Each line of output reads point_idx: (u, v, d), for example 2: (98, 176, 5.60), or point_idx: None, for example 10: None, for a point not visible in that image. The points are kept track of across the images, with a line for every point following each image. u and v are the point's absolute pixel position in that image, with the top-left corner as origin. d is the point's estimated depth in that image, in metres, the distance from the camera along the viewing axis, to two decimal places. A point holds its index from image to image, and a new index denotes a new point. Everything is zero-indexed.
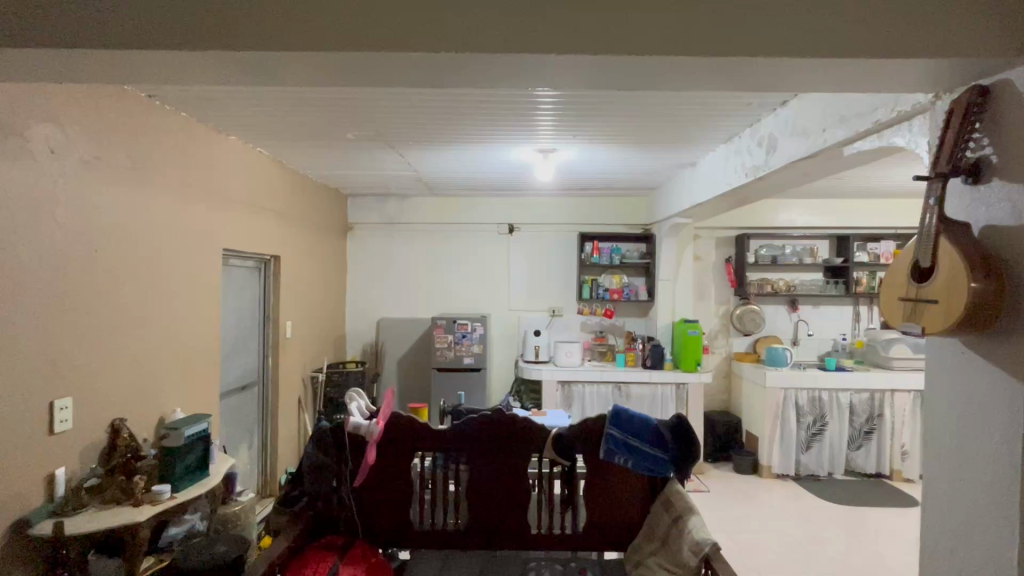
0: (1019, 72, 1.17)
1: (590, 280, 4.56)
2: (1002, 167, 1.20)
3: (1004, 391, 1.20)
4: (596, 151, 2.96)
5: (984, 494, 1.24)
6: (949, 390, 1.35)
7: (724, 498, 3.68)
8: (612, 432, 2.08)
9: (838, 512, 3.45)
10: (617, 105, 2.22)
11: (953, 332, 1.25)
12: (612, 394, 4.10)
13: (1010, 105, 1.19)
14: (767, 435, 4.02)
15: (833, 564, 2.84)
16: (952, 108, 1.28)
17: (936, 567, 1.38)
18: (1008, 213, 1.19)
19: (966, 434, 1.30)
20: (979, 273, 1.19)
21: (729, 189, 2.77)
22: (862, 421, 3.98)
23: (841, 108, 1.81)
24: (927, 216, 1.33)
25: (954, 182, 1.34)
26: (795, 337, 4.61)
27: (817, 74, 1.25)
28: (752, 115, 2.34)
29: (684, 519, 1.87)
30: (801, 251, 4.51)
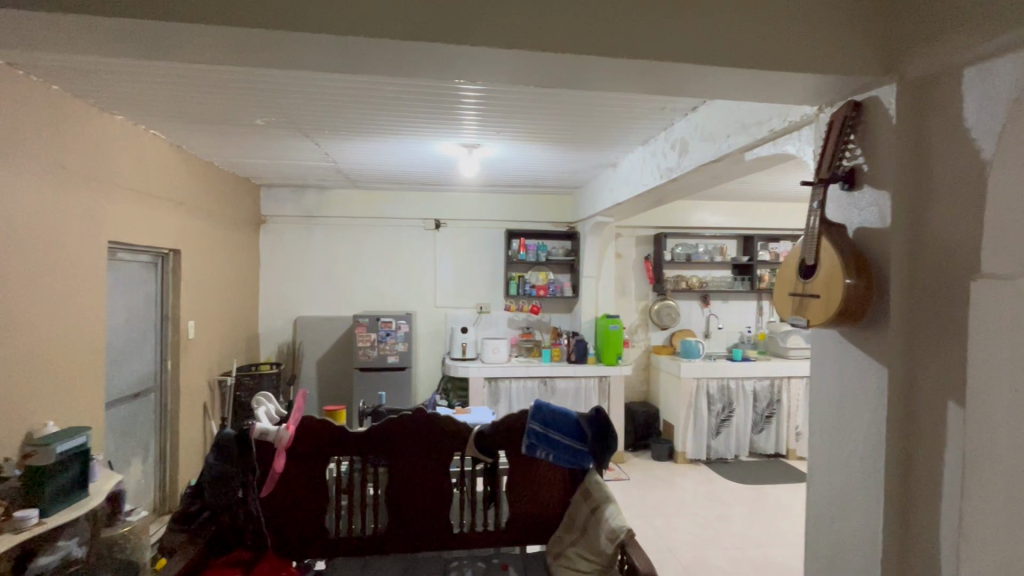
0: (885, 90, 1.31)
1: (517, 276, 4.58)
2: (871, 175, 1.34)
3: (871, 376, 1.34)
4: (522, 148, 2.98)
5: (858, 468, 1.38)
6: (829, 377, 1.50)
7: (643, 485, 3.85)
8: (533, 426, 2.11)
9: (743, 491, 3.73)
10: (539, 102, 2.24)
11: (832, 325, 1.38)
12: (538, 389, 4.16)
13: (877, 120, 1.33)
14: (681, 423, 4.27)
15: (737, 539, 3.07)
16: (832, 121, 1.42)
17: (819, 537, 1.52)
18: (875, 216, 1.33)
19: (843, 415, 1.44)
20: (852, 270, 1.32)
21: (646, 189, 2.89)
22: (764, 407, 4.34)
23: (742, 116, 1.94)
24: (811, 219, 1.46)
25: (833, 189, 1.47)
26: (706, 330, 4.93)
27: (719, 81, 1.32)
28: (665, 119, 2.45)
29: (602, 508, 1.93)
30: (712, 250, 4.82)
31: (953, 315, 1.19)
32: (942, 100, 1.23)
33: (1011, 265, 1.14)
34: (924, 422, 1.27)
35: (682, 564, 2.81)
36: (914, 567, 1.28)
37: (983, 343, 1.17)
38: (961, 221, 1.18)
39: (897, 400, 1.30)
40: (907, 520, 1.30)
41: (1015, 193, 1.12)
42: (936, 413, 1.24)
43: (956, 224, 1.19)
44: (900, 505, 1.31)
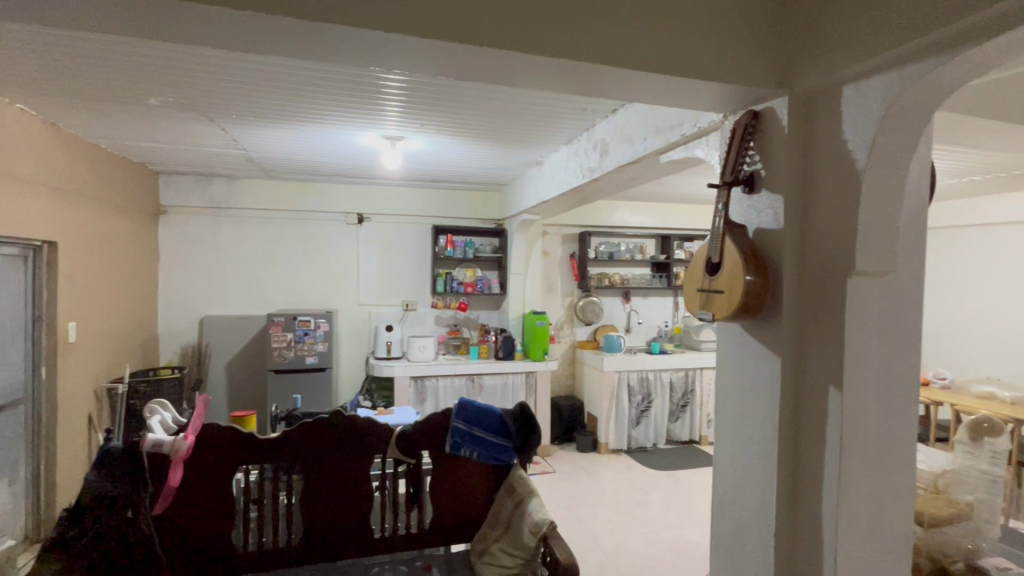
0: (779, 102, 1.42)
1: (444, 273, 4.49)
2: (767, 179, 1.45)
3: (767, 365, 1.46)
4: (447, 143, 2.94)
5: (755, 451, 1.50)
6: (732, 366, 1.61)
7: (568, 477, 3.95)
8: (457, 425, 2.09)
9: (660, 478, 3.93)
10: (463, 97, 2.21)
11: (734, 318, 1.48)
12: (465, 387, 4.14)
13: (772, 129, 1.44)
14: (604, 415, 4.42)
15: (654, 523, 3.23)
16: (734, 128, 1.52)
17: (722, 515, 1.64)
18: (771, 218, 1.44)
19: (743, 403, 1.56)
20: (751, 268, 1.43)
21: (570, 188, 2.95)
22: (679, 396, 4.61)
23: (657, 120, 2.04)
24: (716, 220, 1.56)
25: (736, 192, 1.58)
26: (627, 325, 5.15)
27: (634, 84, 1.36)
28: (587, 120, 2.52)
29: (525, 503, 1.95)
30: (633, 248, 5.04)
31: (833, 308, 1.32)
32: (825, 114, 1.35)
33: (879, 263, 1.27)
34: (810, 406, 1.40)
35: (604, 551, 2.91)
36: (802, 538, 1.41)
37: (857, 333, 1.30)
38: (839, 224, 1.30)
39: (788, 386, 1.42)
40: (796, 496, 1.43)
41: (883, 199, 1.26)
42: (820, 397, 1.37)
43: (836, 226, 1.31)
44: (790, 482, 1.43)
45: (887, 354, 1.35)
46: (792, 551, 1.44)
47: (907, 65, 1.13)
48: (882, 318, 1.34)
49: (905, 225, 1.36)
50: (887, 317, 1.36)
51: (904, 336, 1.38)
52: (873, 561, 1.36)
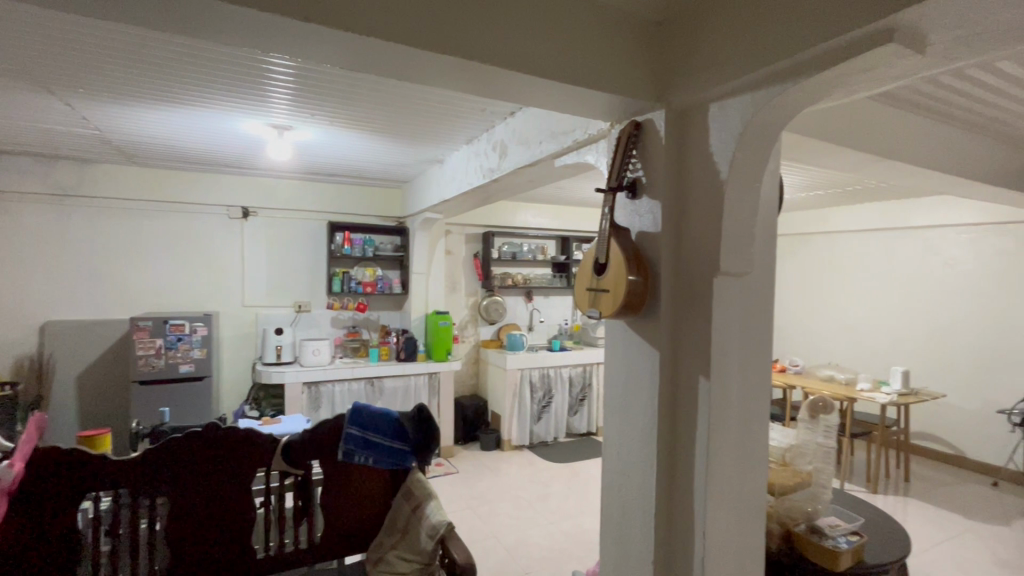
0: (657, 114, 1.54)
1: (341, 272, 4.29)
2: (647, 186, 1.56)
3: (648, 359, 1.58)
4: (341, 136, 2.80)
5: (638, 440, 1.61)
6: (618, 361, 1.72)
7: (471, 476, 3.96)
8: (351, 431, 2.00)
9: (560, 470, 4.09)
10: (358, 88, 2.12)
11: (619, 315, 1.57)
12: (365, 391, 3.97)
13: (651, 139, 1.56)
14: (507, 412, 4.50)
15: (554, 514, 3.35)
16: (619, 137, 1.62)
17: (610, 501, 1.75)
18: (651, 222, 1.56)
19: (628, 395, 1.67)
20: (633, 268, 1.53)
21: (470, 188, 2.96)
22: (577, 391, 4.82)
23: (552, 125, 2.11)
24: (603, 222, 1.65)
25: (620, 198, 1.69)
26: (530, 323, 5.28)
27: (526, 88, 1.40)
28: (487, 121, 2.54)
29: (422, 506, 1.92)
30: (535, 249, 5.18)
31: (702, 305, 1.46)
32: (695, 127, 1.48)
33: (739, 264, 1.43)
34: (684, 395, 1.53)
35: (505, 546, 2.96)
36: (677, 515, 1.54)
37: (722, 328, 1.45)
38: (707, 229, 1.44)
39: (665, 377, 1.55)
40: (672, 477, 1.56)
41: (741, 208, 1.41)
42: (692, 387, 1.50)
43: (706, 230, 1.44)
44: (667, 464, 1.56)
45: (747, 345, 1.52)
46: (669, 528, 1.56)
47: (759, 89, 1.27)
48: (742, 313, 1.51)
49: (761, 232, 1.54)
50: (747, 313, 1.52)
51: (761, 330, 1.55)
52: (736, 531, 1.51)
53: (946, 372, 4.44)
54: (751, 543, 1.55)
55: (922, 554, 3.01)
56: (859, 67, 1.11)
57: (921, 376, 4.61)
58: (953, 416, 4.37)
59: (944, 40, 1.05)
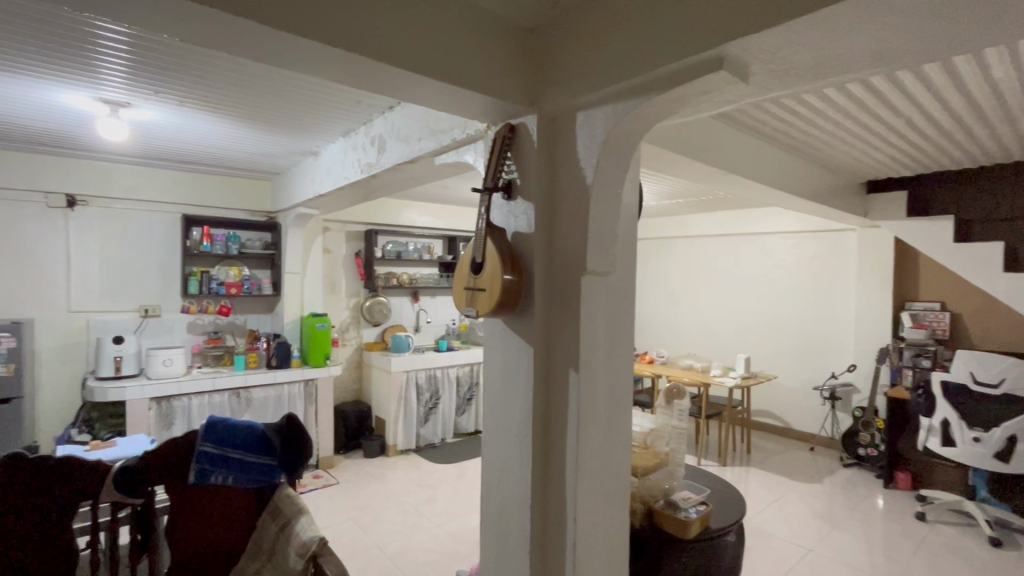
0: (530, 119, 1.60)
1: (198, 272, 3.86)
2: (521, 188, 1.61)
3: (523, 356, 1.63)
4: (194, 119, 2.50)
5: (515, 435, 1.66)
6: (496, 358, 1.75)
7: (353, 486, 3.77)
8: (205, 448, 1.81)
9: (447, 472, 4.06)
10: (213, 67, 1.91)
11: (495, 313, 1.60)
12: (228, 403, 3.58)
13: (525, 142, 1.61)
14: (392, 416, 4.36)
15: (440, 517, 3.31)
16: (494, 138, 1.65)
17: (490, 497, 1.77)
18: (525, 223, 1.61)
19: (505, 391, 1.71)
20: (509, 268, 1.56)
21: (348, 183, 2.81)
22: (465, 390, 4.83)
23: (430, 122, 2.09)
24: (480, 222, 1.67)
25: (497, 197, 1.72)
26: (416, 324, 5.19)
27: (398, 82, 1.36)
28: (364, 114, 2.44)
29: (292, 525, 1.71)
30: (421, 248, 5.10)
31: (572, 302, 1.54)
32: (564, 133, 1.56)
33: (604, 264, 1.53)
34: (556, 389, 1.60)
35: (387, 555, 2.86)
36: (551, 504, 1.61)
37: (588, 324, 1.54)
38: (575, 230, 1.52)
39: (539, 372, 1.61)
40: (546, 468, 1.62)
41: (605, 212, 1.52)
42: (563, 381, 1.58)
43: (575, 232, 1.52)
44: (541, 456, 1.62)
45: (611, 339, 1.64)
46: (543, 518, 1.63)
47: (619, 102, 1.37)
48: (607, 310, 1.62)
49: (623, 234, 1.66)
50: (611, 310, 1.64)
51: (624, 324, 1.68)
52: (604, 514, 1.62)
53: (777, 358, 5.21)
54: (617, 523, 1.66)
55: (758, 514, 3.51)
56: (698, 89, 1.25)
57: (759, 362, 5.36)
58: (783, 394, 5.15)
59: (761, 72, 1.22)
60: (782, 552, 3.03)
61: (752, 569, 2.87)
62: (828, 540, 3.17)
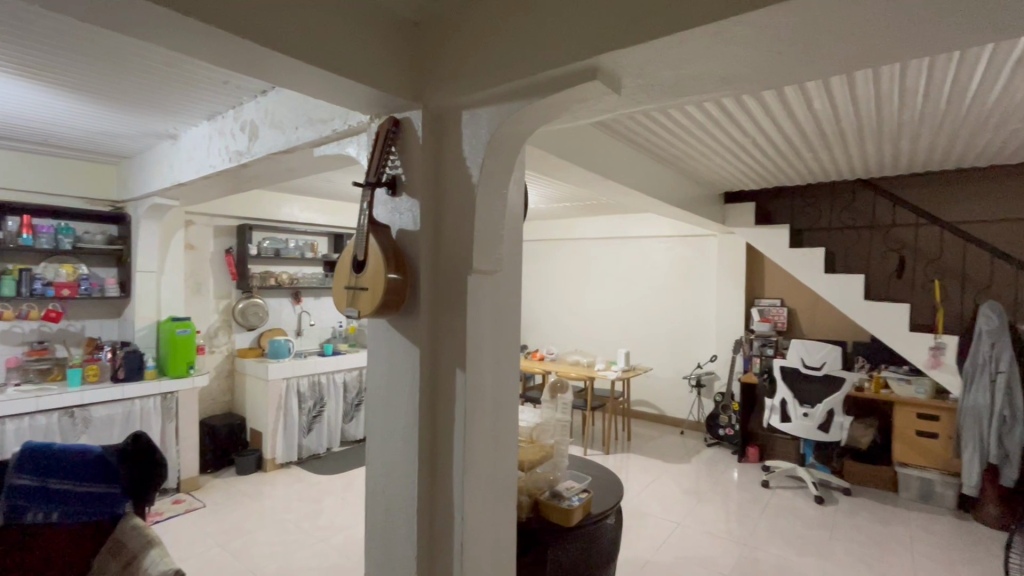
0: (415, 114, 1.56)
1: (16, 271, 3.22)
2: (406, 184, 1.57)
3: (409, 357, 1.59)
4: (8, 86, 2.07)
5: (400, 438, 1.61)
6: (380, 359, 1.68)
7: (223, 507, 3.41)
8: (20, 481, 1.50)
9: (333, 482, 3.84)
10: (36, 27, 1.60)
11: (378, 314, 1.54)
12: (59, 425, 3.01)
13: (410, 138, 1.57)
14: (270, 428, 4.01)
15: (324, 531, 3.12)
16: (378, 132, 1.58)
17: (375, 505, 1.70)
18: (410, 220, 1.57)
19: (390, 394, 1.65)
20: (392, 266, 1.51)
21: (213, 172, 2.53)
22: (353, 396, 4.62)
23: (309, 110, 1.95)
24: (361, 219, 1.60)
25: (380, 193, 1.65)
26: (298, 327, 4.86)
27: (267, 64, 1.25)
28: (232, 97, 2.21)
29: (139, 558, 1.46)
30: (303, 246, 4.79)
31: (458, 301, 1.53)
32: (449, 130, 1.55)
33: (490, 263, 1.55)
34: (442, 389, 1.58)
35: None
36: (438, 508, 1.59)
37: (475, 322, 1.54)
38: (461, 228, 1.51)
39: (426, 373, 1.58)
40: (433, 471, 1.60)
41: (491, 211, 1.53)
42: (449, 380, 1.56)
43: (460, 230, 1.52)
44: (428, 459, 1.59)
45: (498, 338, 1.66)
46: (431, 521, 1.60)
47: (503, 103, 1.39)
48: (493, 308, 1.63)
49: (509, 234, 1.69)
50: (498, 308, 1.66)
51: (511, 323, 1.71)
52: (491, 511, 1.63)
53: (652, 351, 5.70)
54: (504, 519, 1.69)
55: (636, 496, 3.80)
56: (576, 97, 1.31)
57: (637, 355, 5.81)
58: (657, 384, 5.65)
59: (632, 85, 1.31)
60: (656, 528, 3.31)
61: (630, 547, 3.09)
62: (694, 513, 3.53)
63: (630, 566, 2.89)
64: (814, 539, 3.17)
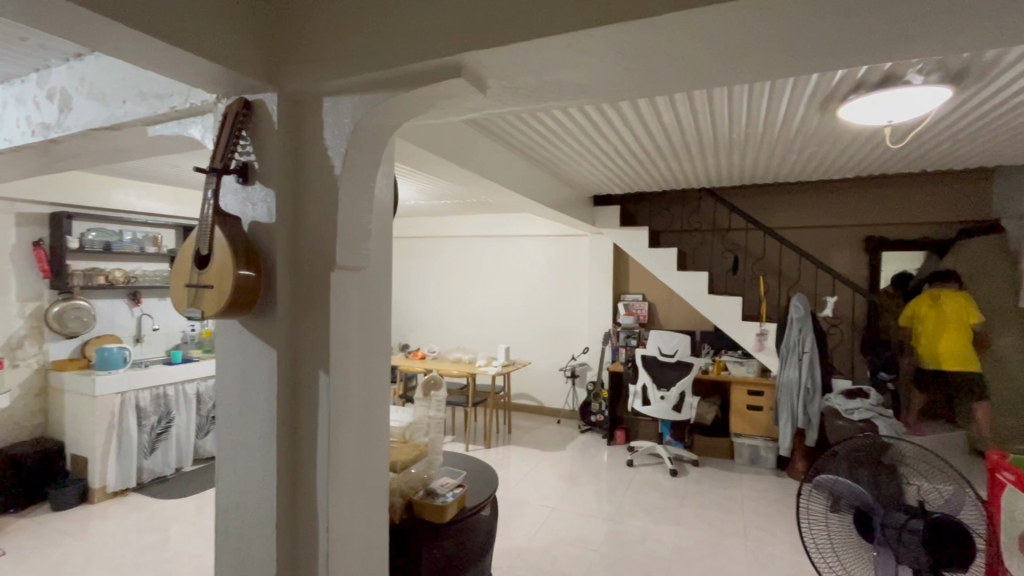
0: (269, 97, 1.43)
1: None
2: (260, 172, 1.44)
3: (265, 360, 1.46)
4: None
5: (256, 448, 1.48)
6: (231, 364, 1.53)
7: (31, 551, 2.83)
8: None
9: (182, 506, 3.41)
10: None
11: (226, 315, 1.39)
12: None
13: (263, 122, 1.44)
14: (99, 452, 3.42)
15: (171, 564, 2.75)
16: (225, 113, 1.43)
17: (227, 527, 1.54)
18: (265, 212, 1.44)
19: (243, 401, 1.51)
20: (242, 261, 1.38)
21: (8, 147, 2.07)
22: (209, 408, 4.15)
23: (140, 83, 1.70)
24: (205, 208, 1.43)
25: (230, 180, 1.49)
26: (137, 333, 4.24)
27: (74, 22, 1.05)
28: (35, 58, 1.84)
29: None
30: (143, 239, 4.21)
31: (321, 299, 1.44)
32: (309, 117, 1.45)
33: (355, 259, 1.48)
34: (304, 392, 1.48)
35: None
36: (301, 522, 1.48)
37: (340, 321, 1.47)
38: (324, 222, 1.43)
39: (285, 376, 1.46)
40: (294, 483, 1.48)
41: (355, 205, 1.47)
42: (311, 383, 1.47)
43: (323, 222, 1.43)
44: (289, 470, 1.48)
45: (366, 337, 1.60)
46: (293, 535, 1.49)
47: (367, 93, 1.34)
48: (362, 306, 1.57)
49: (376, 230, 1.64)
50: (367, 306, 1.60)
51: (380, 322, 1.66)
52: (360, 517, 1.56)
53: (530, 346, 5.93)
54: (375, 524, 1.63)
55: (515, 486, 3.93)
56: (441, 92, 1.30)
57: (516, 350, 6.01)
58: (536, 377, 5.89)
59: (496, 86, 1.34)
60: (533, 515, 3.45)
61: (508, 536, 3.18)
62: (568, 496, 3.75)
63: (507, 554, 2.98)
64: (669, 508, 3.55)
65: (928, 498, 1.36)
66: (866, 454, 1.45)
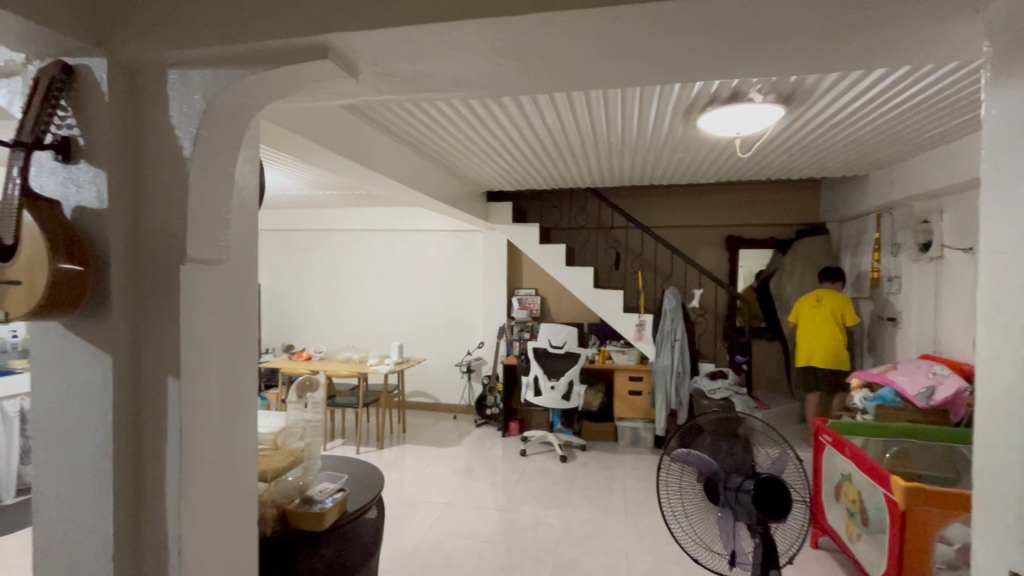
0: (96, 63, 1.23)
1: None
2: (86, 150, 1.23)
3: (98, 367, 1.26)
4: None
5: (87, 470, 1.28)
6: (51, 373, 1.30)
7: None
8: None
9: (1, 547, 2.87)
10: None
11: (40, 317, 1.18)
12: None
13: (89, 91, 1.24)
14: None
15: None
16: (37, 77, 1.20)
17: (52, 565, 1.31)
18: (94, 197, 1.23)
19: (68, 417, 1.29)
20: (64, 253, 1.17)
21: None
22: None
23: None
24: (9, 189, 1.20)
25: (45, 157, 1.26)
26: None
27: None
28: None
29: None
30: None
31: (167, 296, 1.28)
32: (150, 90, 1.27)
33: (211, 252, 1.33)
34: (148, 402, 1.30)
35: None
36: (147, 549, 1.30)
37: (193, 321, 1.31)
38: (170, 209, 1.26)
39: (123, 385, 1.27)
40: (138, 507, 1.30)
41: (209, 191, 1.32)
42: (156, 391, 1.29)
43: (168, 210, 1.26)
44: (131, 491, 1.30)
45: (226, 338, 1.45)
46: (137, 565, 1.31)
47: (220, 68, 1.21)
48: (219, 304, 1.42)
49: (236, 220, 1.49)
50: (226, 304, 1.45)
51: (242, 322, 1.51)
52: (224, 536, 1.42)
53: (426, 342, 5.85)
54: (242, 541, 1.49)
55: (409, 484, 3.86)
56: (307, 75, 1.22)
57: (411, 347, 5.89)
58: (431, 374, 5.82)
59: (369, 72, 1.29)
60: (427, 513, 3.41)
61: (400, 536, 3.12)
62: (462, 490, 3.77)
63: (399, 555, 2.91)
64: (559, 492, 3.73)
65: (761, 461, 1.61)
66: (721, 429, 1.62)
